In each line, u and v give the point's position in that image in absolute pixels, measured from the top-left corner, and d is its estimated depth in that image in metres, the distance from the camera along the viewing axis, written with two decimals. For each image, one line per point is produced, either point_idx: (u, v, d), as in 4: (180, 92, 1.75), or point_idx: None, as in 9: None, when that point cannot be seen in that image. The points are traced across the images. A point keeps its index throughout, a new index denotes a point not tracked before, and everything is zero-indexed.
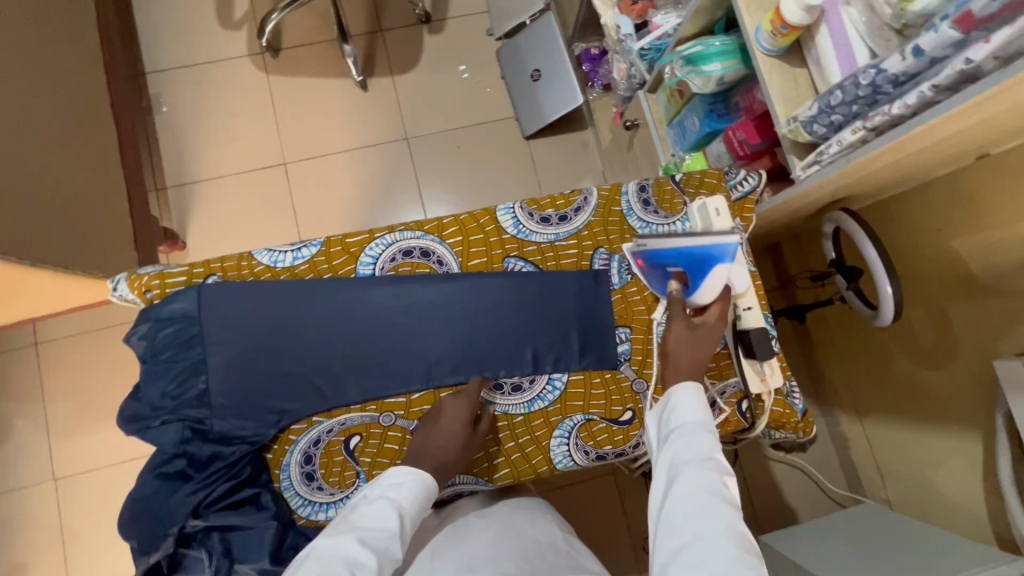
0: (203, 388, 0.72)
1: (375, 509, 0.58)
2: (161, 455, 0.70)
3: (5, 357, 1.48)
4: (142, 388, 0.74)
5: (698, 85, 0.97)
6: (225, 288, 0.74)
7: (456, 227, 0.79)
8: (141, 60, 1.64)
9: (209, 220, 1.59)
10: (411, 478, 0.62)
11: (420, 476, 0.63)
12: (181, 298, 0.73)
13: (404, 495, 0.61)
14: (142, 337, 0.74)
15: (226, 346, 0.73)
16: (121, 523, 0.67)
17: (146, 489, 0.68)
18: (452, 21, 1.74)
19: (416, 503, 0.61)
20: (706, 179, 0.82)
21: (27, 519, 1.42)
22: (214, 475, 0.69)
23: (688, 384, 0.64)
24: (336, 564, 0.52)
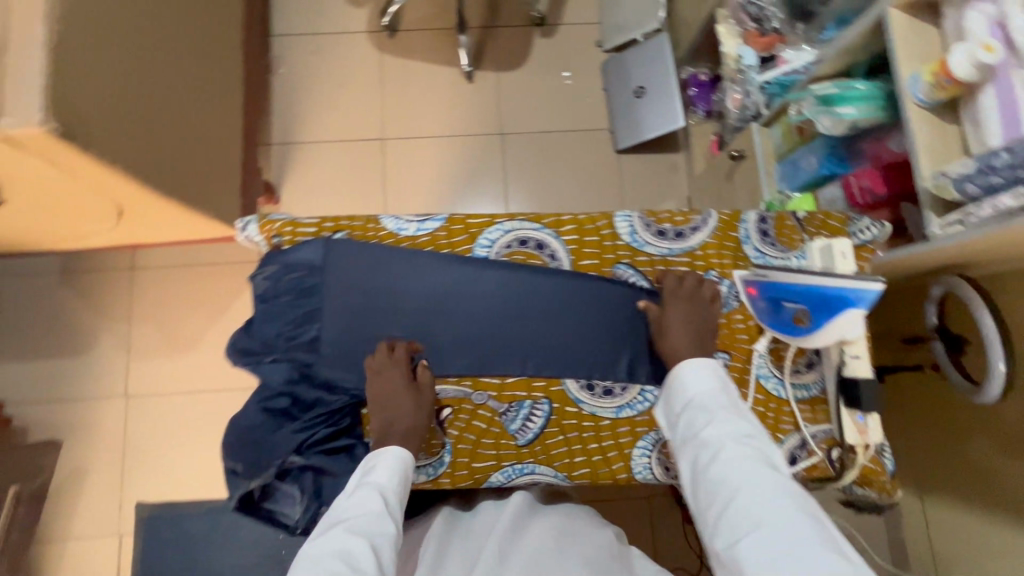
0: (315, 335, 0.76)
1: (358, 499, 0.63)
2: (269, 390, 0.74)
3: (102, 275, 1.58)
4: (258, 325, 0.78)
5: (825, 126, 0.95)
6: (352, 245, 0.78)
7: (574, 226, 0.80)
8: (270, 21, 1.74)
9: (304, 180, 1.67)
10: (383, 458, 0.68)
11: (388, 454, 0.68)
12: (311, 247, 0.78)
13: (381, 476, 0.66)
14: (270, 276, 0.79)
15: (340, 299, 0.77)
16: (229, 445, 0.73)
17: (255, 419, 0.73)
18: (564, 27, 1.77)
19: (395, 479, 0.66)
20: (829, 221, 0.81)
21: (95, 428, 1.52)
22: (316, 419, 0.74)
23: (688, 361, 0.69)
24: (329, 560, 0.56)
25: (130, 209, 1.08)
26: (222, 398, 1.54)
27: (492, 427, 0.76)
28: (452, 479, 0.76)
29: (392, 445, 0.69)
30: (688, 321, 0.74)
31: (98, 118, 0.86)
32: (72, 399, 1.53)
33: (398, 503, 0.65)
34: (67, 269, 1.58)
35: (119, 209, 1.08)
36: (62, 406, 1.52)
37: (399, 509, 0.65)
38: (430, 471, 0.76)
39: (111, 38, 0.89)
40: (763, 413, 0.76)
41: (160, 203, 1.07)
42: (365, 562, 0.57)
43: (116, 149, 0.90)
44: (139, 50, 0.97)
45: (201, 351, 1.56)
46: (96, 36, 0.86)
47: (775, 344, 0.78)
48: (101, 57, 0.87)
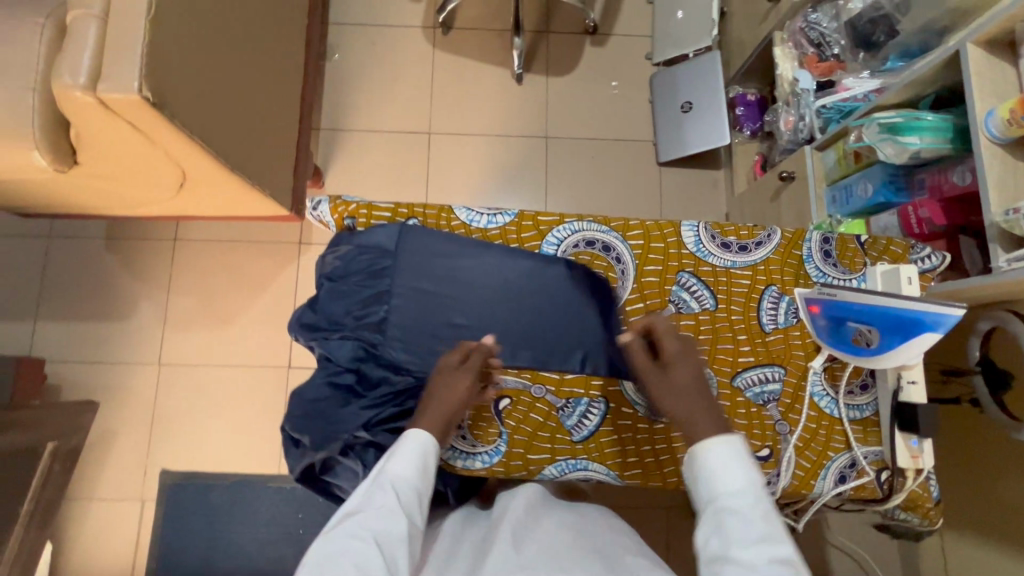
0: (383, 317, 0.78)
1: (373, 494, 0.63)
2: (336, 367, 0.77)
3: (146, 243, 1.61)
4: (324, 303, 0.80)
5: (887, 154, 0.97)
6: (424, 232, 0.80)
7: (640, 231, 0.82)
8: (328, 10, 1.77)
9: (349, 167, 1.69)
10: (403, 447, 0.67)
11: (410, 446, 0.68)
12: (384, 230, 0.80)
13: (399, 468, 0.66)
14: (339, 256, 0.80)
15: (410, 284, 0.79)
16: (296, 418, 0.75)
17: (322, 394, 0.76)
18: (616, 38, 1.79)
19: (413, 470, 0.66)
20: (891, 247, 0.82)
21: (127, 392, 1.54)
22: (378, 398, 0.75)
23: (702, 444, 0.62)
24: (343, 567, 0.57)
25: (196, 181, 1.11)
26: (253, 374, 1.56)
27: (549, 420, 0.77)
28: (506, 469, 0.77)
29: (412, 432, 0.68)
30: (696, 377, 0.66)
31: (186, 90, 0.88)
32: (107, 362, 1.55)
33: (415, 496, 0.65)
34: (113, 234, 1.61)
35: (184, 179, 1.10)
36: (97, 367, 1.55)
37: (415, 501, 0.65)
38: (485, 459, 0.76)
39: (205, 14, 0.92)
40: (815, 430, 0.77)
41: (226, 177, 1.10)
42: (375, 564, 0.57)
43: (198, 121, 0.93)
44: (226, 28, 1.00)
45: (236, 326, 1.58)
46: (193, 11, 0.89)
47: (830, 363, 0.79)
48: (194, 31, 0.89)
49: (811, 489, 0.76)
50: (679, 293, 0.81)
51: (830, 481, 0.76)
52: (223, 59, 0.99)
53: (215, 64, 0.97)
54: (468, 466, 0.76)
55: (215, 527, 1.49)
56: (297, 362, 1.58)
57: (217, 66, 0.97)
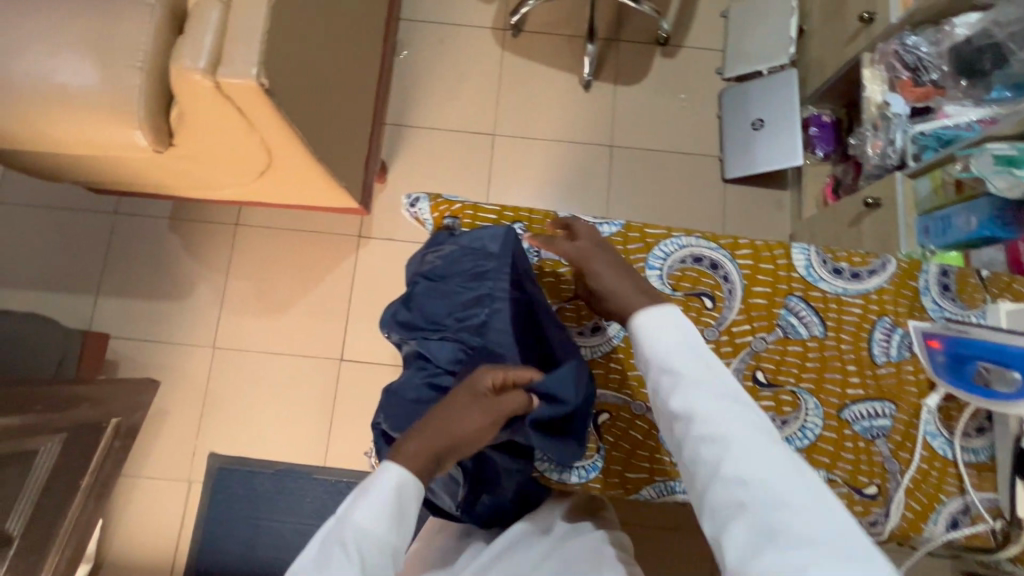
0: (484, 321, 0.78)
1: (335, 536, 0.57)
2: (437, 368, 0.77)
3: (208, 226, 1.63)
4: (425, 302, 0.80)
5: (998, 187, 0.94)
6: (542, 242, 0.78)
7: (750, 250, 0.80)
8: (400, 6, 1.78)
9: (411, 163, 1.69)
10: (380, 486, 0.61)
11: (383, 489, 0.60)
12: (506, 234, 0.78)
13: (367, 510, 0.59)
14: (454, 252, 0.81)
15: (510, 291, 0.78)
16: (395, 416, 0.75)
17: (423, 395, 0.76)
18: (686, 50, 1.77)
19: (382, 514, 0.59)
20: (1013, 285, 0.79)
21: (180, 372, 1.55)
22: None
23: (642, 312, 0.67)
24: None
25: (280, 169, 1.11)
26: (305, 363, 1.56)
27: (649, 436, 0.82)
28: (602, 485, 0.81)
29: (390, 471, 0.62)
30: (611, 270, 0.73)
31: (292, 79, 0.89)
32: (162, 341, 1.57)
33: (384, 551, 0.58)
34: (176, 215, 1.63)
35: (268, 166, 1.11)
36: (152, 346, 1.56)
37: (383, 547, 0.58)
38: (581, 474, 0.81)
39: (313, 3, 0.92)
40: (926, 471, 0.74)
41: (310, 167, 1.10)
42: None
43: (297, 110, 0.93)
44: (327, 18, 1.00)
45: (291, 315, 1.58)
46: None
47: (944, 403, 0.75)
48: (303, 20, 0.90)
49: (920, 533, 0.73)
50: (787, 318, 0.78)
51: (941, 526, 0.73)
52: (322, 50, 0.99)
53: (316, 53, 0.97)
54: (563, 479, 0.81)
55: (258, 514, 1.48)
56: (349, 355, 1.57)
57: (317, 56, 0.97)
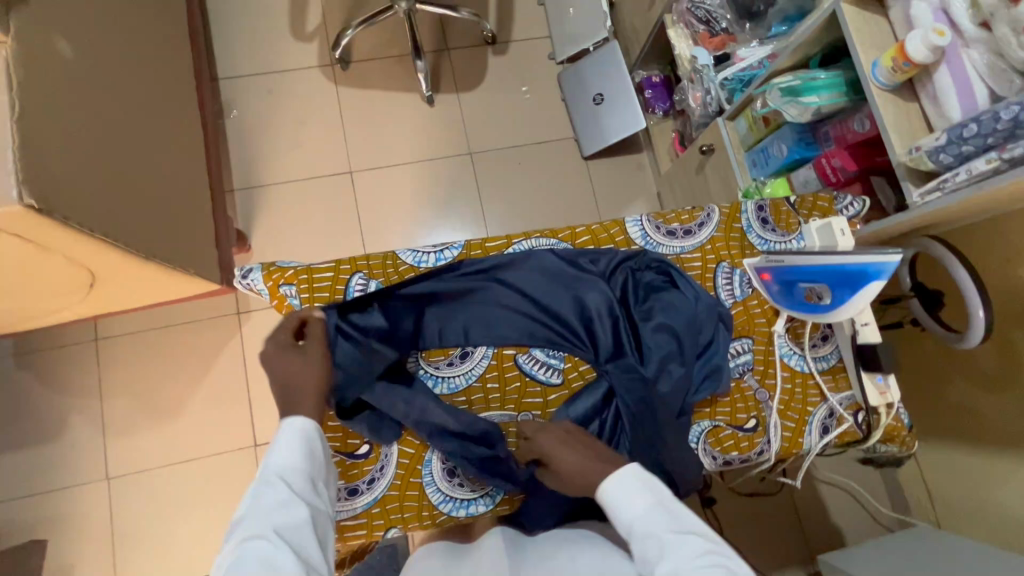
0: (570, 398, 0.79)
1: (262, 494, 0.58)
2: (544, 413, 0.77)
3: (64, 351, 1.46)
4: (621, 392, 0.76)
5: (793, 114, 1.01)
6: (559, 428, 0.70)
7: (588, 236, 0.86)
8: (216, 66, 1.68)
9: (273, 223, 1.61)
10: (286, 439, 0.63)
11: (293, 426, 0.63)
12: (653, 259, 0.83)
13: (285, 458, 0.61)
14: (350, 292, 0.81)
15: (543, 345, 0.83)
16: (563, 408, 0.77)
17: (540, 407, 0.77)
18: (515, 43, 1.81)
19: (301, 457, 0.62)
20: (819, 202, 0.87)
21: (75, 518, 1.38)
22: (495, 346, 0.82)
23: None
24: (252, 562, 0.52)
25: (107, 278, 1.01)
26: (218, 461, 1.44)
27: None
28: (511, 505, 0.78)
29: (296, 419, 0.64)
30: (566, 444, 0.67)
31: (73, 186, 0.81)
32: (47, 491, 1.39)
33: (303, 485, 0.60)
34: (23, 350, 1.45)
35: (92, 277, 0.99)
36: (36, 499, 1.39)
37: (314, 491, 0.61)
38: (487, 502, 0.78)
39: (70, 101, 0.84)
40: (792, 389, 0.81)
41: (138, 265, 1.00)
42: (290, 563, 0.53)
43: (93, 216, 0.85)
44: (97, 109, 0.92)
45: (186, 416, 1.46)
46: (55, 99, 0.81)
47: (791, 323, 0.83)
48: (63, 121, 0.82)
49: (801, 447, 0.80)
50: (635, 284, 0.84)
51: (816, 435, 0.80)
52: (104, 144, 0.91)
53: (95, 150, 0.89)
54: (473, 512, 0.77)
55: None
56: (263, 438, 1.47)
57: (98, 153, 0.89)
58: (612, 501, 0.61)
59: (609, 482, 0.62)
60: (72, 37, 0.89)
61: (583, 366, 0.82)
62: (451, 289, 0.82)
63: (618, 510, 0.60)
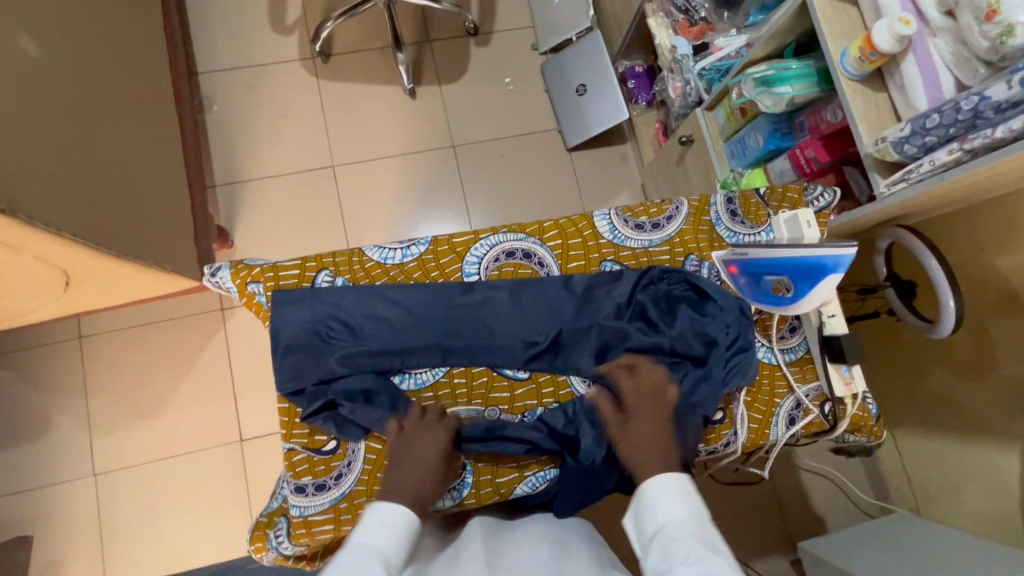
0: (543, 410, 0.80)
1: (353, 566, 0.55)
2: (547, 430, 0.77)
3: (46, 349, 1.46)
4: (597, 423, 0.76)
5: (767, 105, 1.01)
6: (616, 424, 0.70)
7: (556, 230, 0.84)
8: (196, 61, 1.67)
9: (256, 219, 1.60)
10: (386, 518, 0.61)
11: (398, 508, 0.62)
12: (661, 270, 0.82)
13: (380, 541, 0.59)
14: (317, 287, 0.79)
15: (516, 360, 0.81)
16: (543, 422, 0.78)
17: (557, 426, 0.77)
18: (498, 34, 1.79)
19: (396, 545, 0.59)
20: (788, 194, 0.88)
21: (63, 515, 1.40)
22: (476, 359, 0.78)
23: None
24: None
25: (81, 277, 1.01)
26: (205, 457, 1.46)
27: None
28: (478, 498, 0.78)
29: (402, 507, 0.62)
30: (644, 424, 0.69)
31: (37, 186, 0.80)
32: (35, 488, 1.41)
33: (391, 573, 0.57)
34: (7, 349, 1.46)
35: (67, 276, 0.99)
36: (24, 496, 1.40)
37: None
38: (455, 495, 0.77)
39: (32, 99, 0.84)
40: (759, 380, 0.81)
41: (111, 264, 1.00)
42: None
43: (61, 216, 0.85)
44: (64, 106, 0.91)
45: (172, 413, 1.47)
46: (15, 99, 0.80)
47: (760, 315, 0.83)
48: (25, 121, 0.81)
49: (768, 438, 0.80)
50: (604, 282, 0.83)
51: (782, 426, 0.80)
52: (71, 143, 0.91)
53: (61, 148, 0.88)
54: (440, 506, 0.77)
55: None
56: (249, 432, 1.48)
57: (65, 151, 0.89)
58: (651, 497, 0.60)
59: (658, 476, 0.61)
60: (35, 34, 0.88)
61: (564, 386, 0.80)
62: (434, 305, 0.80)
63: (654, 510, 0.59)
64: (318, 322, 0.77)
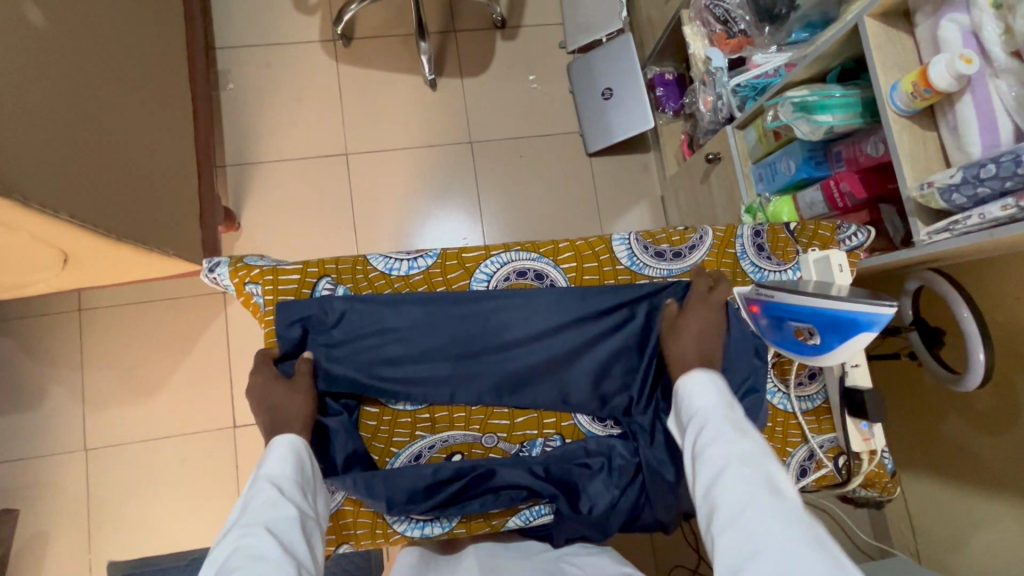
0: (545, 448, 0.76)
1: (252, 499, 0.59)
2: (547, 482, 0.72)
3: (45, 320, 1.45)
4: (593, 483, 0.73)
5: (803, 132, 0.94)
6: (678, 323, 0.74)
7: (572, 252, 0.79)
8: (214, 34, 1.62)
9: (265, 202, 1.57)
10: (274, 452, 0.64)
11: (281, 442, 0.65)
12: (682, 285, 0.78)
13: (276, 468, 0.62)
14: (317, 296, 0.74)
15: (523, 390, 0.76)
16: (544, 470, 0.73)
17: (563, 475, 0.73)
18: (526, 29, 1.73)
19: (291, 467, 0.63)
20: (820, 231, 0.82)
21: (52, 487, 1.39)
22: (484, 389, 0.75)
23: None
24: (238, 555, 0.53)
25: (80, 256, 0.98)
26: (197, 440, 1.44)
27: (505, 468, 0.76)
28: (468, 528, 0.75)
29: (283, 436, 0.65)
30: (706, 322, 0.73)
31: (33, 166, 0.77)
32: (25, 459, 1.40)
33: (296, 488, 0.61)
34: (6, 316, 1.44)
35: (64, 255, 0.96)
36: (13, 467, 1.39)
37: (303, 497, 0.62)
38: (444, 524, 0.75)
39: (35, 73, 0.80)
40: (772, 428, 0.78)
41: (111, 246, 0.97)
42: (272, 549, 0.53)
43: (59, 197, 0.81)
44: (70, 80, 0.88)
45: (167, 393, 1.45)
46: (19, 71, 0.77)
47: (778, 358, 0.78)
48: (25, 97, 0.77)
49: None
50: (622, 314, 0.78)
51: (793, 477, 0.77)
52: (74, 119, 0.87)
53: (63, 125, 0.84)
54: (428, 533, 0.74)
55: None
56: (243, 420, 1.47)
57: (66, 129, 0.85)
58: (688, 387, 0.67)
59: (694, 372, 0.68)
60: (41, 2, 0.84)
61: (567, 421, 0.78)
62: (442, 325, 0.75)
63: (691, 397, 0.66)
64: (323, 333, 0.73)
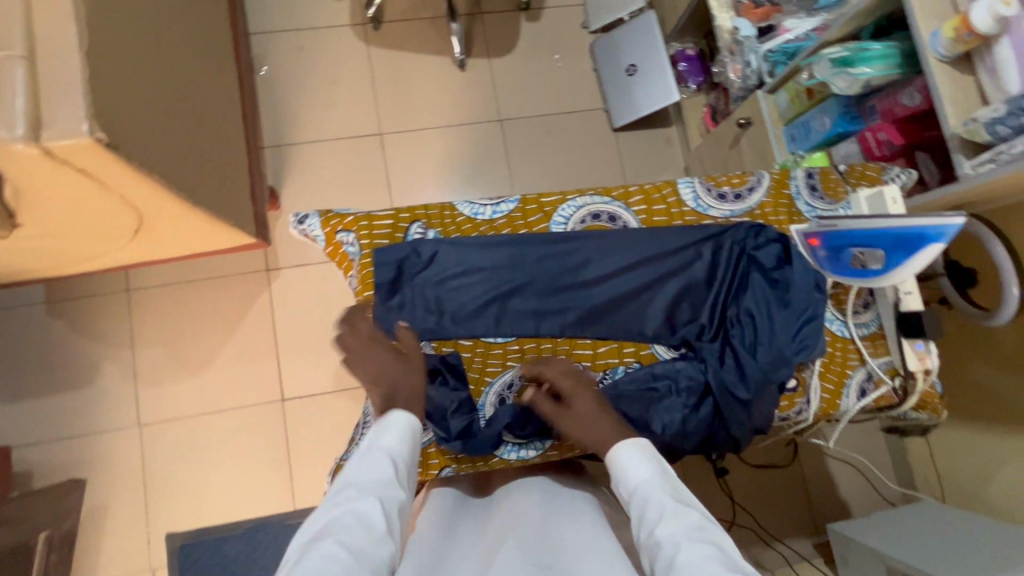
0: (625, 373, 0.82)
1: (366, 463, 0.61)
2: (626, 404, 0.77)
3: (96, 300, 1.48)
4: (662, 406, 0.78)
5: (840, 87, 1.01)
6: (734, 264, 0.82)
7: (641, 196, 0.85)
8: (248, 20, 1.66)
9: (302, 183, 1.61)
10: (395, 425, 0.65)
11: (403, 416, 0.66)
12: (744, 226, 0.84)
13: (393, 442, 0.64)
14: (410, 240, 0.81)
15: (601, 321, 0.82)
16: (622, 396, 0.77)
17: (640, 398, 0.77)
18: (549, 10, 1.78)
19: (405, 446, 0.64)
20: (867, 172, 0.88)
21: (109, 462, 1.42)
22: (567, 322, 0.81)
23: None
24: (347, 523, 0.55)
25: (154, 223, 1.02)
26: (246, 413, 1.48)
27: None
28: (560, 450, 0.81)
29: (405, 411, 0.66)
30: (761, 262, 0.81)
31: (134, 127, 0.81)
32: (81, 435, 1.43)
33: (406, 471, 0.63)
34: (57, 298, 1.47)
35: (140, 222, 1.00)
36: (70, 444, 1.42)
37: (407, 479, 0.63)
38: (538, 446, 0.80)
39: (133, 42, 0.84)
40: (833, 352, 0.83)
41: (185, 212, 1.01)
42: (380, 534, 0.56)
43: (151, 158, 0.85)
44: (154, 50, 0.92)
45: (216, 369, 1.49)
46: (123, 38, 0.81)
47: (835, 289, 0.85)
48: (127, 61, 0.81)
49: (838, 408, 0.83)
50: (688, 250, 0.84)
51: (854, 397, 0.83)
52: (160, 89, 0.92)
53: (152, 92, 0.88)
54: (524, 455, 0.80)
55: None
56: (290, 393, 1.50)
57: (154, 96, 0.89)
58: (621, 460, 0.64)
59: (622, 445, 0.65)
60: None
61: (645, 351, 0.83)
62: (524, 262, 0.81)
63: (626, 472, 0.63)
64: (416, 272, 0.79)
